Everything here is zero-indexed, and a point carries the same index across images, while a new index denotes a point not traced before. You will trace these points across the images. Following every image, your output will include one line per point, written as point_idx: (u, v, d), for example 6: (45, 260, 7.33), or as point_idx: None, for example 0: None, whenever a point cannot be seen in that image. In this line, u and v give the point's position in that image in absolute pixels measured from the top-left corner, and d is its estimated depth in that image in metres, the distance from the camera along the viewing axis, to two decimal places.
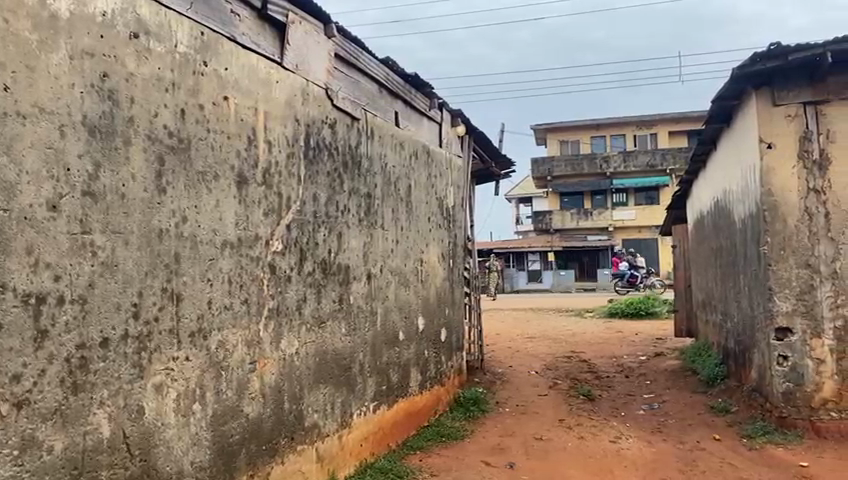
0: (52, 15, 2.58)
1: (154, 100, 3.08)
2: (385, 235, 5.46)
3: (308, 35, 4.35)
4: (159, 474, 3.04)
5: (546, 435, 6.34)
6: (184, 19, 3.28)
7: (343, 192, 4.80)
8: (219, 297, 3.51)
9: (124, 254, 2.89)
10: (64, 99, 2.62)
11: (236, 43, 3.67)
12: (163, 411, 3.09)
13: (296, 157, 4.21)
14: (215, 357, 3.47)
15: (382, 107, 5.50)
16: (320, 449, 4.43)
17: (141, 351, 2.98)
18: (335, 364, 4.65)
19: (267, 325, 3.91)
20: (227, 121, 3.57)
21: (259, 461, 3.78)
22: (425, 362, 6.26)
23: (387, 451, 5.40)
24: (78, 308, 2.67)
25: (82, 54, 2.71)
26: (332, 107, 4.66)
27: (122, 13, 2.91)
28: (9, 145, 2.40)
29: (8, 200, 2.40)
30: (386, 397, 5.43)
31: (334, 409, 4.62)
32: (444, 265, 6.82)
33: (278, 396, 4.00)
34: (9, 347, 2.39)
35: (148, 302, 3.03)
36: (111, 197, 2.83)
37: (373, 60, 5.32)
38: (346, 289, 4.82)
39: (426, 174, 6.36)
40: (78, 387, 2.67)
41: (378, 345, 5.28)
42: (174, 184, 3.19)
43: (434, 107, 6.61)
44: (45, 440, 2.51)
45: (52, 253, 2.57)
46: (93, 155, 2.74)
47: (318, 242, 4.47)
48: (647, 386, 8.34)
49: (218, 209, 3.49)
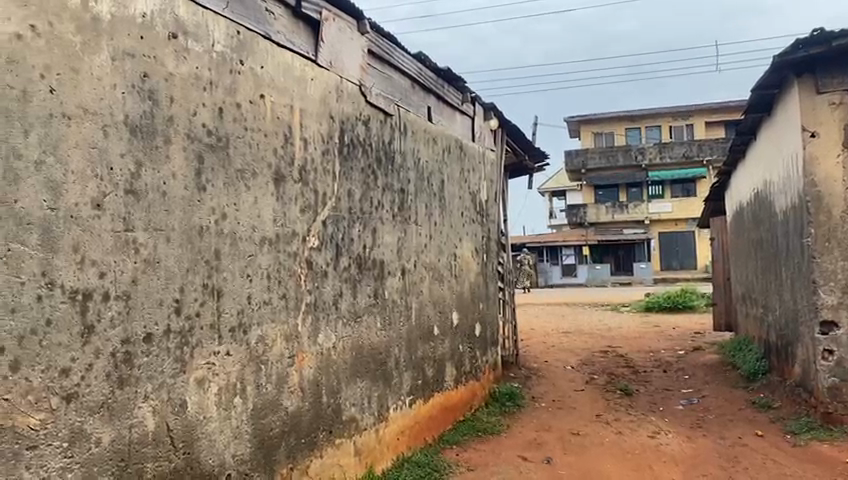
0: (95, 17, 2.64)
1: (192, 99, 3.12)
2: (419, 230, 5.47)
3: (342, 32, 4.37)
4: (202, 467, 3.10)
5: (583, 430, 6.29)
6: (220, 18, 3.32)
7: (377, 188, 4.81)
8: (258, 293, 3.55)
9: (165, 250, 2.95)
10: (107, 100, 2.68)
11: (271, 41, 3.70)
12: (206, 405, 3.15)
13: (331, 154, 4.24)
14: (255, 351, 3.52)
15: (414, 102, 5.51)
16: (357, 442, 4.46)
17: (183, 346, 3.04)
18: (371, 359, 4.68)
19: (305, 320, 3.95)
20: (264, 119, 3.61)
21: (298, 454, 3.82)
22: (460, 357, 6.26)
23: (423, 445, 5.42)
24: (122, 304, 2.74)
25: (123, 55, 2.76)
26: (366, 103, 4.68)
27: (161, 14, 2.96)
28: (55, 146, 2.48)
29: (55, 199, 2.48)
30: (421, 391, 5.44)
31: (371, 403, 4.65)
32: (478, 259, 6.81)
33: (316, 390, 4.04)
34: (57, 342, 2.47)
35: (190, 297, 3.09)
36: (153, 195, 2.88)
37: (406, 56, 5.33)
38: (380, 284, 4.84)
39: (459, 168, 6.34)
40: (123, 381, 2.73)
41: (413, 340, 5.29)
42: (213, 182, 3.24)
43: (467, 101, 6.59)
44: (93, 432, 2.58)
45: (97, 251, 2.63)
46: (135, 154, 2.80)
47: (353, 237, 4.50)
48: (686, 381, 8.21)
49: (256, 206, 3.54)
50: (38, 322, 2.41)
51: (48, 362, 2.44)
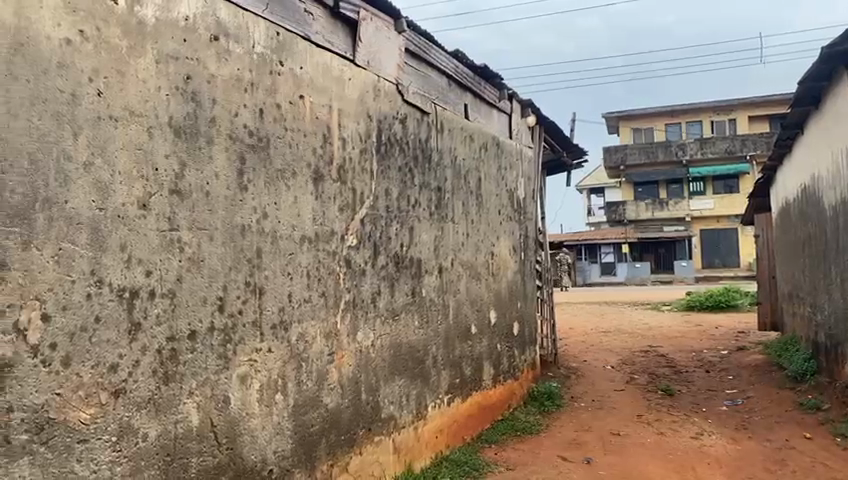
0: (140, 21, 2.71)
1: (234, 100, 3.17)
2: (456, 228, 5.46)
3: (379, 31, 4.38)
4: (245, 462, 3.15)
5: (624, 430, 6.21)
6: (260, 20, 3.36)
7: (414, 186, 4.82)
8: (298, 291, 3.59)
9: (209, 249, 3.00)
10: (152, 102, 2.75)
11: (309, 41, 3.73)
12: (248, 401, 3.20)
13: (368, 152, 4.26)
14: (296, 349, 3.56)
15: (451, 100, 5.50)
16: (396, 440, 4.48)
17: (226, 343, 3.09)
18: (409, 357, 4.69)
19: (344, 318, 3.98)
20: (303, 119, 3.65)
21: (338, 451, 3.86)
22: (498, 356, 6.23)
23: (462, 444, 5.42)
24: (167, 302, 2.80)
25: (167, 58, 2.82)
26: (402, 102, 4.69)
27: (203, 17, 3.02)
28: (103, 148, 2.54)
29: (103, 200, 2.54)
30: (459, 390, 5.43)
31: (410, 401, 4.66)
32: (515, 257, 6.77)
33: (355, 387, 4.07)
34: (106, 338, 2.53)
35: (233, 295, 3.14)
36: (196, 195, 2.94)
37: (442, 54, 5.32)
38: (418, 283, 4.85)
39: (497, 166, 6.31)
40: (169, 378, 2.79)
41: (451, 338, 5.29)
42: (255, 181, 3.28)
43: (504, 98, 6.56)
44: (140, 427, 2.65)
45: (143, 249, 2.70)
46: (179, 155, 2.86)
47: (391, 236, 4.51)
48: (729, 381, 8.03)
49: (296, 205, 3.58)
50: (88, 319, 2.48)
51: (97, 358, 2.50)
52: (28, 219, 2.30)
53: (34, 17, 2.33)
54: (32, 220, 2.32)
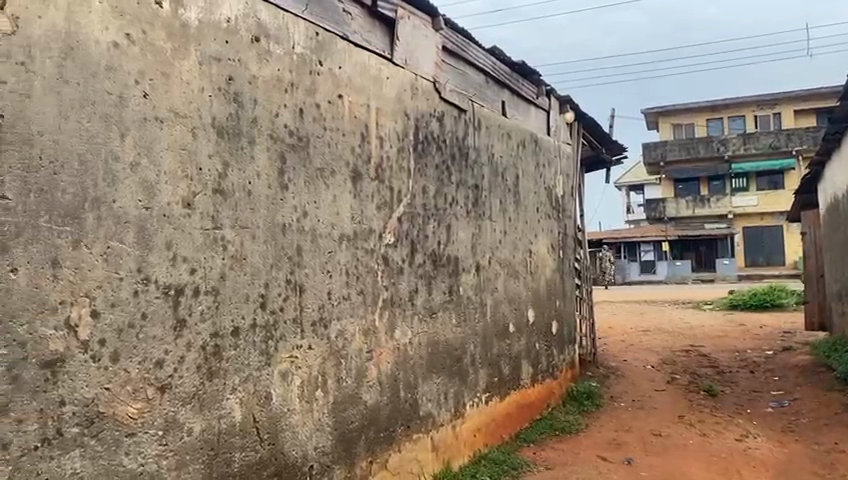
0: (183, 23, 2.76)
1: (275, 100, 3.22)
2: (494, 226, 5.44)
3: (416, 29, 4.39)
4: (287, 457, 3.19)
5: (665, 431, 6.10)
6: (299, 21, 3.39)
7: (451, 184, 4.81)
8: (337, 288, 3.62)
9: (251, 247, 3.05)
10: (196, 103, 2.80)
11: (348, 41, 3.76)
12: (289, 397, 3.24)
13: (406, 151, 4.26)
14: (335, 345, 3.59)
15: (488, 97, 5.48)
16: (435, 438, 4.49)
17: (268, 339, 3.13)
18: (447, 355, 4.69)
19: (382, 315, 4.00)
20: (342, 118, 3.67)
21: (377, 448, 3.88)
22: (537, 355, 6.18)
23: (500, 443, 5.40)
24: (211, 299, 2.85)
25: (210, 60, 2.87)
26: (440, 100, 4.68)
27: (244, 19, 3.06)
28: (149, 148, 2.60)
29: (150, 199, 2.60)
30: (498, 388, 5.41)
31: (448, 399, 4.66)
32: (554, 255, 6.70)
33: (394, 385, 4.09)
34: (152, 335, 2.59)
35: (274, 293, 3.18)
36: (239, 194, 2.99)
37: (480, 51, 5.30)
38: (455, 281, 4.84)
39: (535, 163, 6.26)
40: (212, 373, 2.85)
41: (488, 337, 5.27)
42: (295, 181, 3.32)
43: (542, 94, 6.50)
44: (186, 422, 2.71)
45: (188, 247, 2.75)
46: (222, 155, 2.91)
47: (428, 234, 4.51)
48: (775, 382, 7.82)
49: (335, 204, 3.61)
50: (135, 316, 2.54)
51: (144, 354, 2.56)
52: (79, 219, 2.36)
53: (84, 21, 2.39)
54: (82, 220, 2.37)
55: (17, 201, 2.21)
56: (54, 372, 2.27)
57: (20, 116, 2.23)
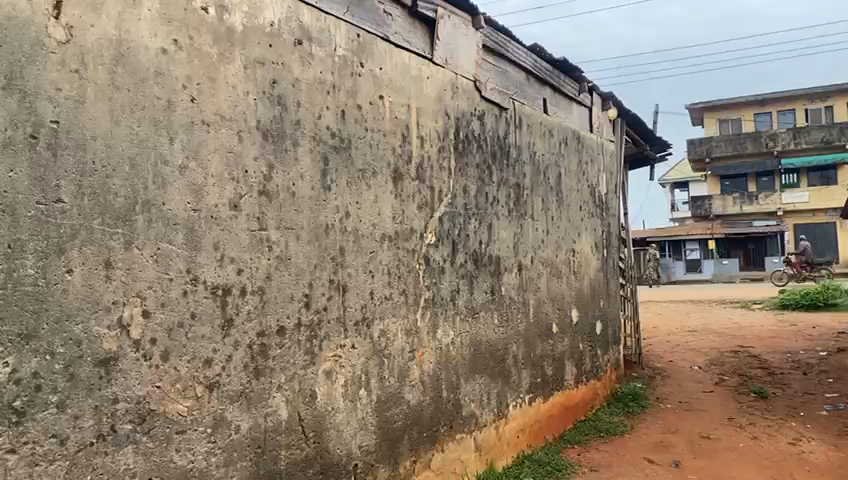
0: (229, 28, 2.81)
1: (317, 102, 3.25)
2: (536, 225, 5.38)
3: (457, 29, 4.38)
4: (332, 456, 3.23)
5: (714, 434, 5.95)
6: (340, 23, 3.42)
7: (493, 183, 4.78)
8: (380, 288, 3.64)
9: (295, 248, 3.09)
10: (241, 107, 2.85)
11: (389, 42, 3.77)
12: (333, 396, 3.27)
13: (447, 150, 4.26)
14: (378, 345, 3.61)
15: (529, 95, 5.44)
16: (478, 438, 4.47)
17: (312, 338, 3.17)
18: (489, 356, 4.67)
19: (424, 315, 4.01)
20: (382, 119, 3.69)
21: (420, 447, 3.88)
22: (580, 355, 6.11)
23: (544, 444, 5.35)
24: (257, 299, 2.90)
25: (254, 64, 2.92)
26: (480, 99, 4.67)
27: (287, 22, 3.11)
28: (197, 151, 2.66)
29: (198, 201, 2.65)
30: (541, 389, 5.37)
31: (490, 399, 4.64)
32: (597, 254, 6.61)
33: (436, 385, 4.09)
34: (201, 334, 2.65)
35: (318, 292, 3.22)
36: (283, 195, 3.03)
37: (521, 49, 5.27)
38: (497, 281, 4.81)
39: (577, 160, 6.19)
40: (259, 372, 2.89)
41: (531, 337, 5.22)
42: (337, 181, 3.35)
43: (584, 91, 6.43)
44: (233, 419, 2.76)
45: (234, 248, 2.80)
46: (266, 157, 2.96)
47: (469, 233, 4.49)
48: (830, 385, 7.56)
49: (376, 204, 3.63)
50: (184, 316, 2.59)
51: (193, 353, 2.62)
52: (130, 221, 2.42)
53: (133, 29, 2.45)
54: (133, 222, 2.43)
55: (72, 204, 2.26)
56: (107, 370, 2.33)
57: (75, 121, 2.27)
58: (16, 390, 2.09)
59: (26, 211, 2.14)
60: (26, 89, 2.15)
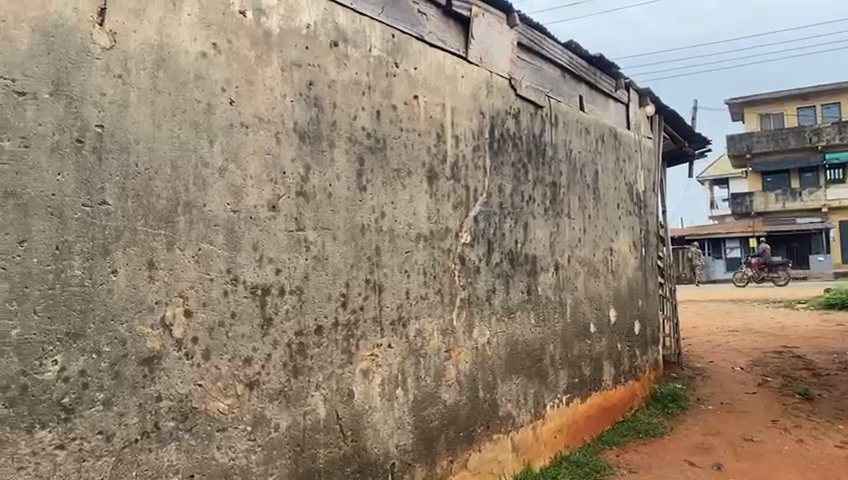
0: (266, 31, 2.85)
1: (353, 103, 3.27)
2: (573, 224, 5.33)
3: (491, 27, 4.36)
4: (369, 455, 3.24)
5: (757, 436, 5.81)
6: (375, 23, 3.44)
7: (528, 181, 4.74)
8: (415, 288, 3.64)
9: (332, 248, 3.12)
10: (278, 109, 2.88)
11: (423, 42, 3.78)
12: (370, 395, 3.29)
13: (482, 148, 4.24)
14: (414, 345, 3.61)
15: (565, 92, 5.39)
16: (515, 439, 4.45)
17: (349, 337, 3.19)
18: (526, 356, 4.64)
19: (460, 315, 4.00)
20: (417, 119, 3.70)
21: (457, 447, 3.88)
22: (619, 356, 6.03)
23: (582, 445, 5.30)
24: (296, 298, 2.93)
25: (291, 66, 2.95)
26: (516, 97, 4.64)
27: (323, 24, 3.13)
28: (236, 153, 2.70)
29: (237, 202, 2.69)
30: (579, 389, 5.31)
31: (527, 399, 4.61)
32: (635, 253, 6.51)
33: (473, 385, 4.08)
34: (242, 333, 2.69)
35: (355, 292, 3.24)
36: (320, 196, 3.06)
37: (556, 46, 5.23)
38: (534, 280, 4.78)
39: (614, 158, 6.10)
40: (298, 370, 2.92)
41: (568, 337, 5.17)
42: (373, 182, 3.37)
43: (620, 87, 6.35)
44: (273, 418, 2.79)
45: (273, 249, 2.83)
46: (303, 159, 2.99)
47: (505, 232, 4.47)
48: None
49: (412, 204, 3.63)
50: (225, 315, 2.64)
51: (233, 351, 2.66)
52: (172, 222, 2.47)
53: (174, 34, 2.50)
54: (175, 223, 2.48)
55: (116, 206, 2.31)
56: (151, 369, 2.38)
57: (118, 125, 2.32)
58: (65, 388, 2.16)
59: (73, 214, 2.20)
60: (72, 95, 2.21)
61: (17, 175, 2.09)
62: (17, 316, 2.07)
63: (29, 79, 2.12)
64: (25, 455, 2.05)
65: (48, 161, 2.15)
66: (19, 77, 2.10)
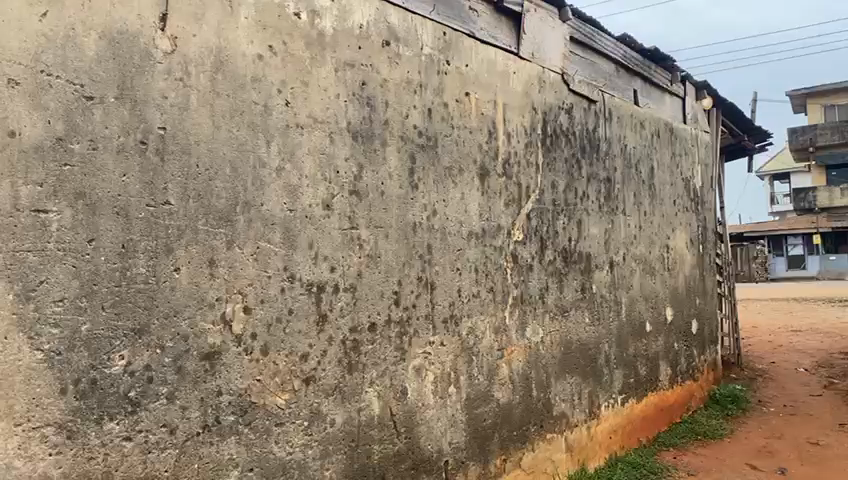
0: (320, 33, 2.89)
1: (405, 102, 3.29)
2: (628, 220, 5.23)
3: (543, 22, 4.32)
4: (423, 452, 3.26)
5: (823, 440, 5.60)
6: (427, 21, 3.45)
7: (582, 177, 4.67)
8: (467, 285, 3.63)
9: (384, 246, 3.14)
10: (332, 109, 2.92)
11: (475, 39, 3.77)
12: (424, 393, 3.30)
13: (534, 144, 4.20)
14: (467, 343, 3.61)
15: (619, 87, 5.29)
16: (569, 439, 4.40)
17: (402, 335, 3.21)
18: (581, 355, 4.57)
19: (513, 313, 3.97)
20: (469, 115, 3.68)
21: (511, 446, 3.86)
22: (676, 355, 5.89)
23: (638, 446, 5.19)
24: (350, 295, 2.97)
25: (344, 66, 2.99)
26: (568, 92, 4.57)
27: (375, 23, 3.16)
28: (291, 153, 2.74)
29: (293, 201, 2.74)
30: (634, 389, 5.21)
31: (581, 399, 4.54)
32: (693, 250, 6.35)
33: (526, 384, 4.05)
34: (298, 329, 2.74)
35: (407, 289, 3.25)
36: (373, 194, 3.09)
37: (609, 39, 5.14)
38: (588, 278, 4.70)
39: (670, 152, 5.96)
40: (352, 367, 2.95)
41: (623, 336, 5.08)
42: (424, 180, 3.38)
43: (676, 80, 6.20)
44: (328, 413, 2.83)
45: (327, 247, 2.87)
46: (356, 158, 3.02)
47: (558, 230, 4.41)
48: None
49: (463, 201, 3.63)
50: (282, 311, 2.69)
51: (290, 347, 2.71)
52: (231, 222, 2.53)
53: (232, 36, 2.56)
54: (234, 222, 2.54)
55: (179, 205, 2.38)
56: (212, 364, 2.45)
57: (179, 127, 2.39)
58: (131, 381, 2.23)
59: (137, 213, 2.28)
60: (136, 98, 2.29)
61: (86, 176, 2.16)
62: (87, 311, 2.14)
63: (96, 84, 2.20)
64: (94, 445, 2.13)
65: (114, 163, 2.23)
66: (88, 82, 2.18)
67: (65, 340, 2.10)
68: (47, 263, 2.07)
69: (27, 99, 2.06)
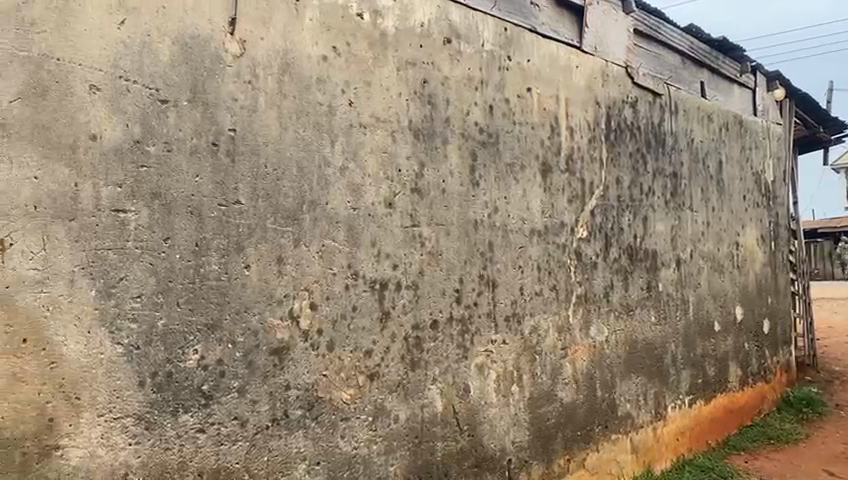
0: (382, 32, 2.92)
1: (466, 99, 3.28)
2: (695, 216, 5.07)
3: (606, 14, 4.24)
4: (486, 450, 3.25)
5: None
6: (488, 18, 3.43)
7: (647, 173, 4.56)
8: (530, 283, 3.60)
9: (446, 243, 3.14)
10: (394, 109, 2.94)
11: (537, 33, 3.73)
12: (486, 391, 3.29)
13: (598, 140, 4.12)
14: (529, 341, 3.58)
15: (685, 78, 5.14)
16: (634, 440, 4.31)
17: (464, 332, 3.21)
18: (646, 354, 4.47)
19: (577, 311, 3.91)
20: (531, 111, 3.65)
21: (575, 446, 3.81)
22: (746, 356, 5.68)
23: (706, 449, 5.04)
24: (412, 292, 2.99)
25: (406, 65, 3.00)
26: (633, 85, 4.47)
27: (437, 21, 3.17)
28: (355, 153, 2.78)
29: (357, 200, 2.78)
30: (703, 390, 5.05)
31: (647, 399, 4.44)
32: (764, 247, 6.11)
33: (591, 384, 3.98)
34: (362, 326, 2.77)
35: (468, 287, 3.25)
36: (434, 193, 3.10)
37: (674, 30, 5.00)
38: (654, 276, 4.59)
39: (740, 146, 5.75)
40: (415, 363, 2.97)
41: (691, 336, 4.93)
42: (485, 177, 3.37)
43: (746, 71, 5.98)
44: (392, 409, 2.86)
45: (390, 244, 2.90)
46: (418, 156, 3.04)
47: (623, 226, 4.32)
48: None
49: (525, 198, 3.59)
50: (347, 308, 2.73)
51: (354, 344, 2.75)
52: (298, 220, 2.58)
53: (297, 38, 2.61)
54: (301, 221, 2.59)
55: (249, 204, 2.45)
56: (280, 359, 2.51)
57: (249, 128, 2.46)
58: (204, 375, 2.31)
59: (210, 213, 2.35)
60: (207, 101, 2.36)
61: (161, 177, 2.24)
62: (163, 307, 2.23)
63: (170, 88, 2.27)
64: (171, 436, 2.21)
65: (188, 164, 2.30)
66: (162, 86, 2.26)
67: (142, 335, 2.18)
68: (125, 261, 2.16)
69: (107, 104, 2.14)
